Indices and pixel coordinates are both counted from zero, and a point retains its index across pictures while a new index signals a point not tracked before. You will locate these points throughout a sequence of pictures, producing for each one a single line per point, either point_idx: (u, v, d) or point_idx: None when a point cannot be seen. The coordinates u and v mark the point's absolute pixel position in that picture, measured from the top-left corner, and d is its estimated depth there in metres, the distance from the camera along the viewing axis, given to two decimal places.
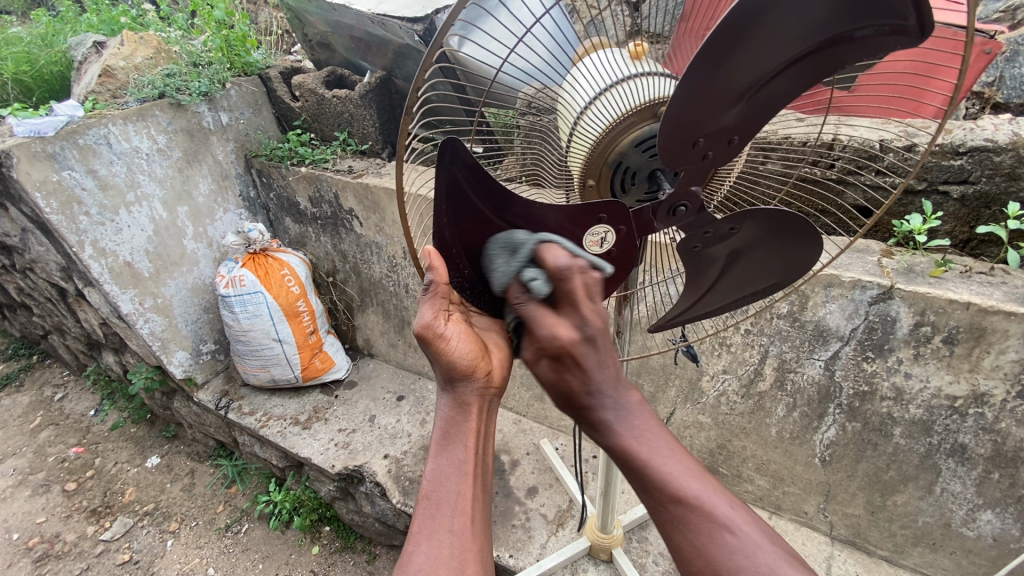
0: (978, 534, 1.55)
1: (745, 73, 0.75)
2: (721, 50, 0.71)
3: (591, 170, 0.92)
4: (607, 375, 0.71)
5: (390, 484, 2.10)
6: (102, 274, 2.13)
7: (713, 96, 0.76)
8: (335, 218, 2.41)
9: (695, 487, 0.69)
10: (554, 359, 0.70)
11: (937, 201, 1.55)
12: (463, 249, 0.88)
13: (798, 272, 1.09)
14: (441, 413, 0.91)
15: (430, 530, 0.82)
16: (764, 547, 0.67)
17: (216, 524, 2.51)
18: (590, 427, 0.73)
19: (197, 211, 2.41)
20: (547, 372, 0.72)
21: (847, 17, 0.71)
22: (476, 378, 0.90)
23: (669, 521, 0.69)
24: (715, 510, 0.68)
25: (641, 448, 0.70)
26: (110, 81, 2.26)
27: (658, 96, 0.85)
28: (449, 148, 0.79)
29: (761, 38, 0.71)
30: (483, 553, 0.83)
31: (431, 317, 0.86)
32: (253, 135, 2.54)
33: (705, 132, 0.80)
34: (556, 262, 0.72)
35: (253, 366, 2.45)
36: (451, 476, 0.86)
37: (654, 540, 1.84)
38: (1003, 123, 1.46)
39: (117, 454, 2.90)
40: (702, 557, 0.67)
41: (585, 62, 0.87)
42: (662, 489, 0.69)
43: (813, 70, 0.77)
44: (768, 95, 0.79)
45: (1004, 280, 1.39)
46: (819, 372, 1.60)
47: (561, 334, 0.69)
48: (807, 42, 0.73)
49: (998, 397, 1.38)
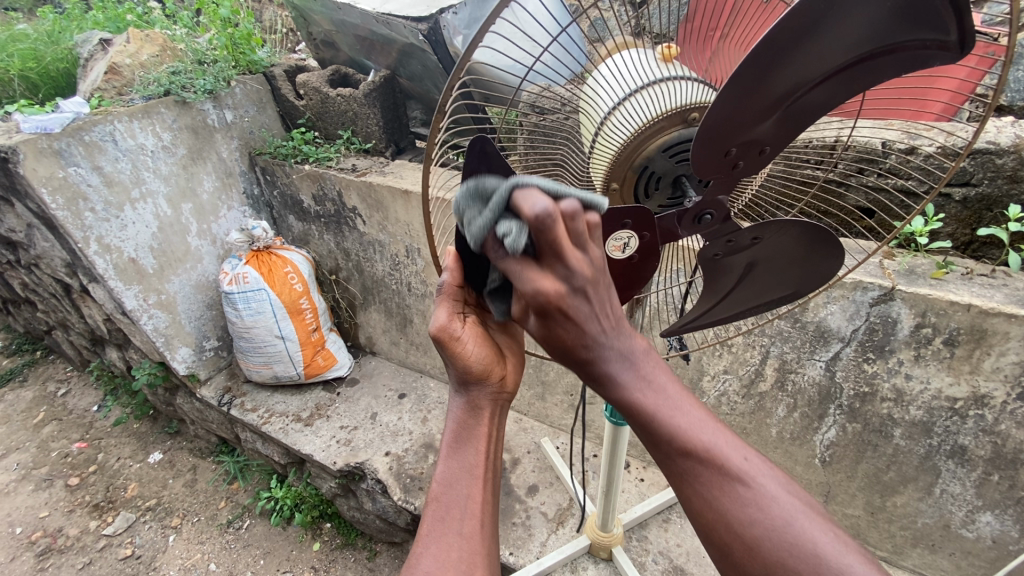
0: (976, 535, 1.56)
1: (785, 82, 0.75)
2: (768, 58, 0.71)
3: (615, 174, 0.91)
4: (605, 328, 0.67)
5: (391, 482, 2.10)
6: (107, 270, 2.15)
7: (754, 105, 0.76)
8: (339, 216, 2.42)
9: (707, 437, 0.68)
10: (541, 315, 0.64)
11: (939, 203, 1.54)
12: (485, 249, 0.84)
13: (815, 280, 1.08)
14: (453, 415, 0.93)
15: (438, 533, 0.84)
16: (786, 497, 0.66)
17: (218, 520, 2.52)
18: (595, 381, 0.70)
19: (201, 209, 2.42)
20: (537, 328, 0.67)
21: (891, 30, 0.72)
22: (491, 382, 0.93)
23: (677, 473, 0.68)
24: (727, 462, 0.67)
25: (647, 400, 0.68)
26: (115, 78, 2.27)
27: (688, 101, 0.85)
28: (477, 145, 0.74)
29: (808, 48, 0.72)
30: (490, 557, 0.84)
31: (446, 318, 0.90)
32: (257, 133, 2.55)
33: (738, 142, 0.80)
34: (530, 207, 0.58)
35: (256, 363, 2.46)
36: (461, 479, 0.88)
37: (654, 539, 1.84)
38: (1006, 125, 1.47)
39: (119, 449, 2.91)
40: (714, 510, 0.66)
41: (609, 63, 0.87)
42: (671, 442, 0.67)
43: (848, 82, 0.78)
44: (803, 106, 0.79)
45: (1005, 282, 1.40)
46: (819, 373, 1.61)
47: (545, 288, 0.62)
48: (849, 55, 0.74)
49: (999, 399, 1.38)
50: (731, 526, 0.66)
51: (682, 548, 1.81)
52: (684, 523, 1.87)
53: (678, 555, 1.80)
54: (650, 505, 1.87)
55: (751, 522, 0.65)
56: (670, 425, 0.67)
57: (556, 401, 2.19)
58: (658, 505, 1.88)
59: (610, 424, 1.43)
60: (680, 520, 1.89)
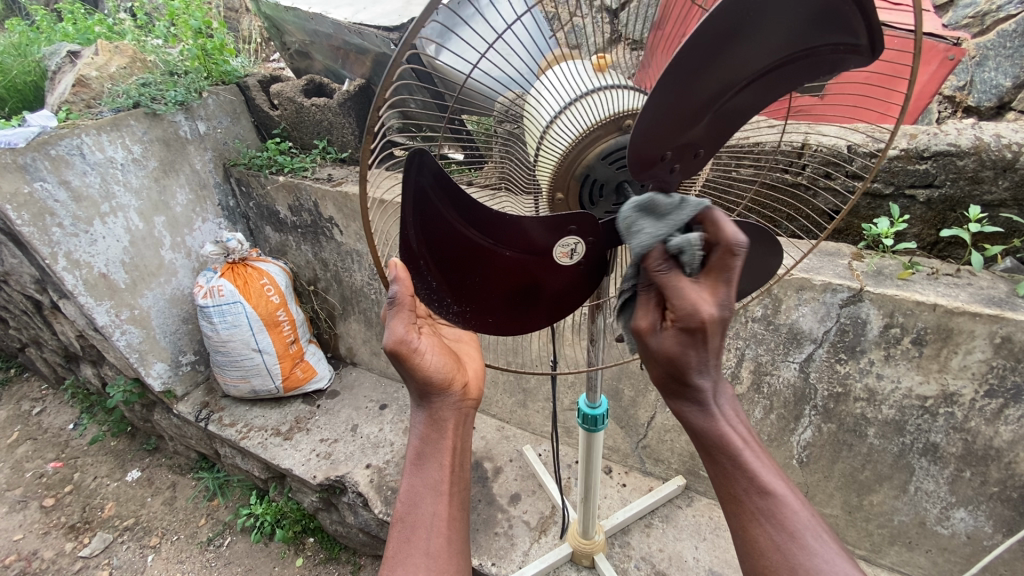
0: (951, 532, 1.57)
1: (714, 85, 0.74)
2: (696, 64, 0.70)
3: (559, 184, 0.91)
4: (716, 368, 0.80)
5: (372, 495, 2.08)
6: (76, 286, 2.10)
7: (687, 105, 0.75)
8: (315, 227, 2.40)
9: (780, 488, 0.82)
10: (687, 331, 0.73)
11: (904, 205, 1.56)
12: (434, 261, 0.81)
13: (760, 275, 1.10)
14: (416, 431, 0.93)
15: (405, 554, 0.83)
16: (836, 552, 0.79)
17: (198, 538, 2.47)
18: (695, 414, 0.84)
19: (174, 221, 2.39)
20: (674, 344, 0.76)
21: (812, 33, 0.74)
22: (454, 391, 0.93)
23: (751, 515, 0.81)
24: (796, 513, 0.80)
25: (736, 442, 0.84)
26: (84, 91, 2.24)
27: (623, 108, 0.85)
28: (416, 159, 0.72)
29: (735, 51, 0.71)
30: (460, 569, 0.84)
31: (404, 332, 0.84)
32: (231, 144, 2.51)
33: (673, 145, 0.80)
34: (727, 233, 0.71)
35: (232, 378, 2.42)
36: (425, 496, 0.88)
37: (636, 545, 1.84)
38: (965, 128, 1.49)
39: (96, 468, 2.85)
40: (779, 553, 0.79)
41: (547, 76, 0.88)
42: (751, 479, 0.82)
43: (775, 85, 0.79)
44: (732, 108, 0.80)
45: (970, 281, 1.43)
46: (794, 374, 1.62)
47: (704, 309, 0.71)
48: (776, 56, 0.75)
49: (967, 396, 1.40)
50: (793, 568, 0.77)
51: (664, 553, 1.81)
52: (665, 527, 1.87)
53: (660, 560, 1.79)
54: (632, 510, 1.86)
55: (813, 569, 0.77)
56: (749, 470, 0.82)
57: (537, 408, 2.18)
58: (639, 511, 1.87)
59: (583, 430, 1.42)
60: (662, 524, 1.88)
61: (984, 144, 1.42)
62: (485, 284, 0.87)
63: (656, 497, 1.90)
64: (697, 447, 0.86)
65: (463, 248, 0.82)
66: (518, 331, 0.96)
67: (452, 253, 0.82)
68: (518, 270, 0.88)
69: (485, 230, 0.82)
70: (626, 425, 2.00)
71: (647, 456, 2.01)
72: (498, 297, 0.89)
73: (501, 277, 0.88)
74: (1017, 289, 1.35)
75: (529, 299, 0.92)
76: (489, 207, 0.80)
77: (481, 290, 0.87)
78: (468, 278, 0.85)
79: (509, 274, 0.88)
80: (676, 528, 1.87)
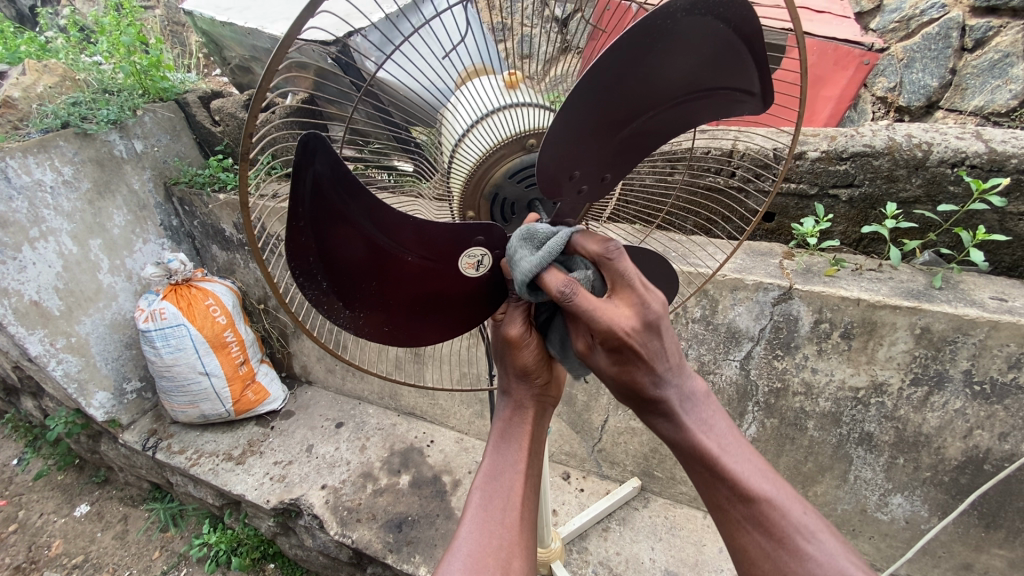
0: (891, 517, 1.62)
1: (623, 105, 0.73)
2: (610, 78, 0.68)
3: (470, 202, 0.93)
4: (671, 365, 0.72)
5: (328, 516, 2.03)
6: (4, 315, 2.00)
7: (598, 122, 0.73)
8: (262, 244, 2.35)
9: (768, 487, 0.71)
10: (613, 350, 0.70)
11: (829, 204, 1.62)
12: (324, 258, 0.77)
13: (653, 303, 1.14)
14: (499, 414, 0.93)
15: (481, 518, 0.82)
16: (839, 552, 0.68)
17: (151, 572, 2.37)
18: (661, 419, 0.73)
19: (112, 244, 2.31)
20: (609, 362, 0.72)
21: (716, 74, 0.76)
22: (537, 383, 0.91)
23: (736, 522, 0.71)
24: (790, 513, 0.70)
25: (713, 445, 0.72)
26: (10, 112, 2.15)
27: (527, 128, 0.87)
28: (312, 143, 0.68)
29: (646, 75, 0.70)
30: (528, 550, 0.81)
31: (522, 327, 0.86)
32: (171, 162, 2.44)
33: (583, 164, 0.78)
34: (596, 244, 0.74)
35: (179, 404, 2.34)
36: (505, 471, 0.87)
37: (594, 550, 1.84)
38: (880, 129, 1.55)
39: (41, 505, 2.70)
40: (772, 561, 0.69)
41: (461, 91, 0.87)
42: (733, 488, 0.71)
43: (678, 120, 0.81)
44: (639, 136, 0.79)
45: (890, 275, 1.49)
46: (735, 372, 1.65)
47: (619, 325, 0.68)
48: (683, 90, 0.76)
49: (895, 385, 1.46)
50: None
51: (621, 556, 1.82)
52: (622, 530, 1.88)
53: (617, 563, 1.80)
54: (588, 515, 1.87)
55: None
56: (733, 473, 0.71)
57: None
58: (595, 515, 1.88)
59: None
60: (619, 527, 1.89)
61: (896, 144, 1.48)
62: (385, 291, 0.84)
63: (612, 500, 1.91)
64: (673, 453, 0.76)
65: (361, 252, 0.79)
66: (421, 342, 0.93)
67: (349, 254, 0.78)
68: (424, 280, 0.85)
69: (385, 232, 0.79)
70: (581, 430, 2.02)
71: (604, 459, 2.03)
72: (401, 306, 0.87)
73: (406, 286, 0.85)
74: (933, 282, 1.43)
75: (437, 310, 0.90)
76: (391, 208, 0.77)
77: (380, 296, 0.84)
78: (367, 283, 0.82)
79: (411, 280, 0.84)
80: (632, 530, 1.88)
